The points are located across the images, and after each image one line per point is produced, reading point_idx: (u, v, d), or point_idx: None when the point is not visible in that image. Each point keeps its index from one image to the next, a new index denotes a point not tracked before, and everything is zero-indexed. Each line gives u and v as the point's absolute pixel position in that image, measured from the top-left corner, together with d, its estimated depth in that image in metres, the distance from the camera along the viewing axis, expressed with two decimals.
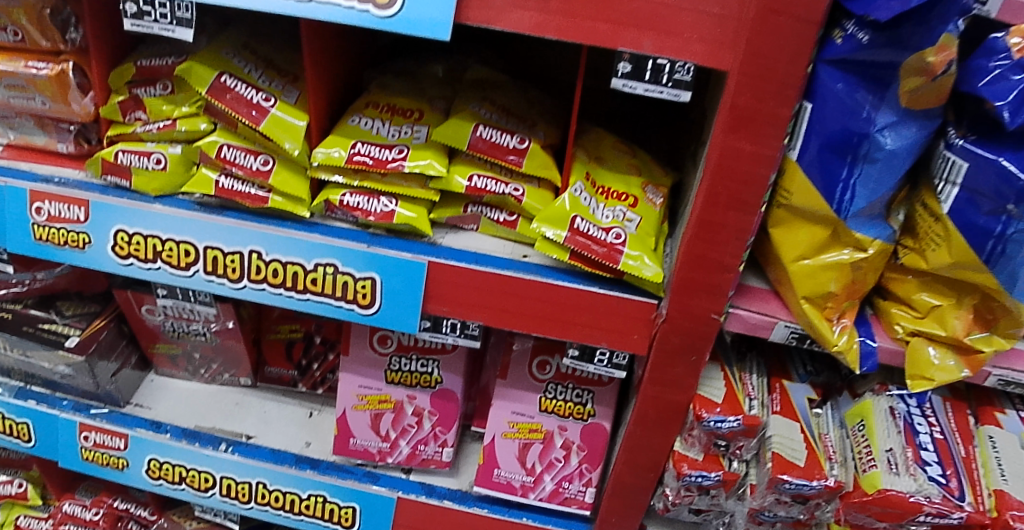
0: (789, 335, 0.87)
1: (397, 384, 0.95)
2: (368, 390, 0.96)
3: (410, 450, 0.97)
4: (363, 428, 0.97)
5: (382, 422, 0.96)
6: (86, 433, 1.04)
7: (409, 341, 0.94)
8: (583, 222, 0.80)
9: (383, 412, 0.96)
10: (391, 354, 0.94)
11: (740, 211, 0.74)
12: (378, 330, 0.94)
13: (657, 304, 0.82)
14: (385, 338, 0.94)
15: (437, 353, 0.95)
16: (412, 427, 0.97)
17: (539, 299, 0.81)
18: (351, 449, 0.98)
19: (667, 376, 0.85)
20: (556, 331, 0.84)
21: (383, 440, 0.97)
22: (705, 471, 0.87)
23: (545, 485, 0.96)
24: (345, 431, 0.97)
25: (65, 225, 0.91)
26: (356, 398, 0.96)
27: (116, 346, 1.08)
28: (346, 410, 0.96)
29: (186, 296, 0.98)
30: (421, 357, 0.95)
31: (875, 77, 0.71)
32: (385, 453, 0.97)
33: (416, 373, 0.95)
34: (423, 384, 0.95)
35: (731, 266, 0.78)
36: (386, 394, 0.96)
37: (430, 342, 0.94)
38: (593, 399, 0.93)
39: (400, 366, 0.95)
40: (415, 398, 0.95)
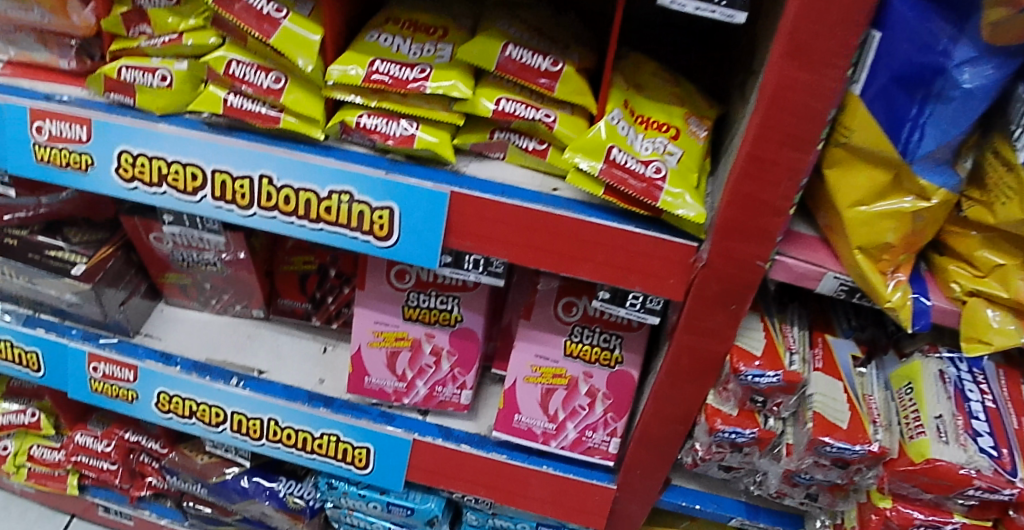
0: (838, 287, 0.79)
1: (415, 321, 0.90)
2: (384, 327, 0.91)
3: (428, 391, 0.94)
4: (379, 368, 0.93)
5: (399, 361, 0.92)
6: (95, 363, 1.00)
7: (428, 278, 0.89)
8: (619, 153, 0.73)
9: (400, 351, 0.92)
10: (408, 289, 0.89)
11: (797, 147, 0.66)
12: (396, 264, 0.88)
13: (697, 247, 0.75)
14: (403, 274, 0.89)
15: (457, 290, 0.89)
16: (429, 368, 0.93)
17: (569, 237, 0.75)
18: (366, 388, 0.94)
19: (703, 325, 0.79)
20: (587, 272, 0.78)
21: (398, 379, 0.93)
22: (740, 428, 0.82)
23: (568, 433, 0.92)
24: (360, 369, 0.93)
25: (67, 145, 0.85)
26: (372, 335, 0.91)
27: (125, 274, 1.03)
28: (361, 346, 0.92)
29: (195, 224, 0.94)
30: (440, 294, 0.89)
31: (953, 5, 0.62)
32: (401, 393, 0.94)
33: (435, 310, 0.90)
34: (441, 322, 0.90)
35: (782, 209, 0.70)
36: (405, 331, 0.91)
37: (451, 278, 0.89)
38: (621, 344, 0.89)
39: (418, 302, 0.90)
40: (434, 336, 0.91)
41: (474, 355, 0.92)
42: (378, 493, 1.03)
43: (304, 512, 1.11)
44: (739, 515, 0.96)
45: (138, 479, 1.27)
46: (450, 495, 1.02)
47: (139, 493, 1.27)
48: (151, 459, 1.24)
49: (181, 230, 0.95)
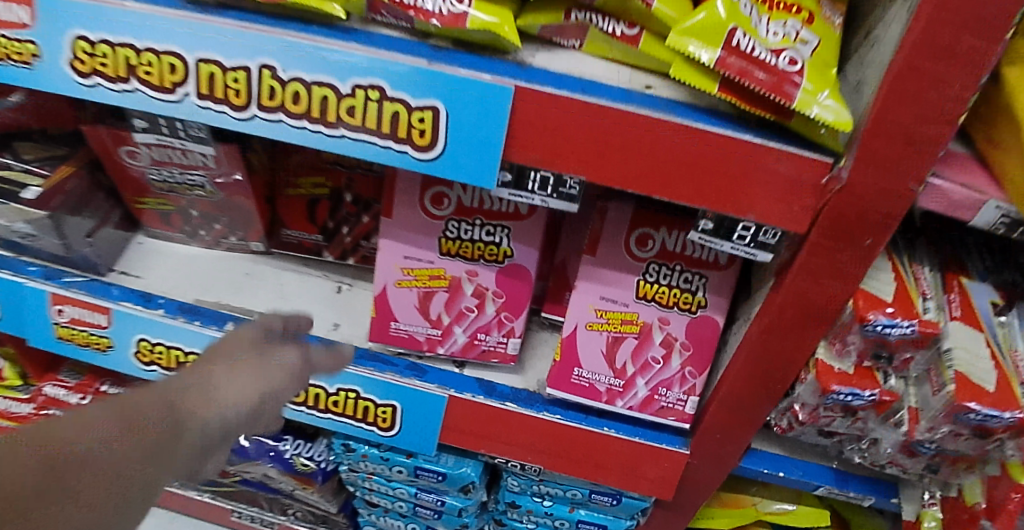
0: (998, 221, 0.62)
1: (454, 257, 0.75)
2: (413, 262, 0.75)
3: (468, 339, 0.78)
4: (407, 312, 0.77)
5: (432, 304, 0.76)
6: (59, 306, 0.83)
7: (471, 204, 0.73)
8: (744, 39, 0.55)
9: (435, 291, 0.76)
10: (448, 217, 0.73)
11: (986, 30, 0.48)
12: (432, 185, 0.72)
13: (831, 165, 0.58)
14: (440, 198, 0.73)
15: (506, 219, 0.73)
16: (469, 313, 0.76)
17: (667, 150, 0.57)
18: (391, 336, 0.78)
19: (825, 264, 0.63)
20: (687, 197, 0.60)
21: (432, 326, 0.77)
22: (858, 390, 0.68)
23: (637, 392, 0.77)
24: (385, 312, 0.77)
25: (5, 31, 0.63)
26: (399, 272, 0.76)
27: (93, 198, 0.85)
28: (386, 286, 0.76)
29: (173, 131, 0.76)
30: (486, 222, 0.73)
31: None
32: (434, 342, 0.78)
33: (479, 244, 0.74)
34: (487, 258, 0.74)
35: (952, 115, 0.52)
36: (441, 268, 0.75)
37: (500, 205, 0.72)
38: (706, 286, 0.73)
39: (458, 232, 0.74)
40: (476, 275, 0.75)
41: (525, 295, 0.76)
42: (404, 456, 0.88)
43: (315, 477, 0.96)
44: (828, 483, 0.84)
45: None
46: (488, 460, 0.87)
47: None
48: None
49: (157, 139, 0.77)
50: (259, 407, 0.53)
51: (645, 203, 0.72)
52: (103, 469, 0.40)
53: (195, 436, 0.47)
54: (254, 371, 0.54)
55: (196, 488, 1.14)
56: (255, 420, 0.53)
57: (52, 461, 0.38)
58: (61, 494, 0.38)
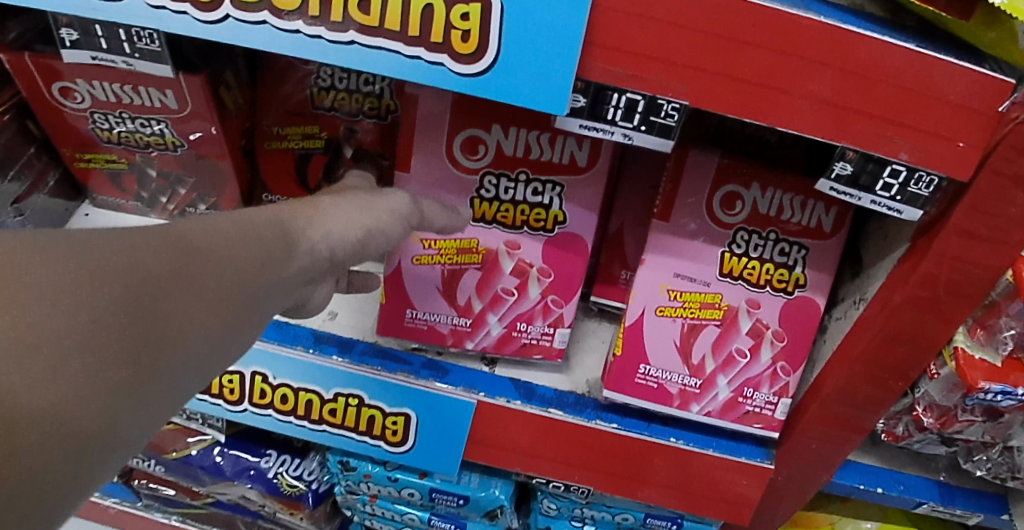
0: None
1: (490, 223, 0.61)
2: (436, 232, 0.62)
3: (504, 332, 0.63)
4: (428, 295, 0.63)
5: (461, 286, 0.62)
6: None
7: (514, 152, 0.58)
8: None
9: (466, 269, 0.62)
10: (484, 169, 0.59)
11: None
12: (465, 130, 0.58)
13: (1014, 87, 0.41)
14: (475, 145, 0.59)
15: (559, 173, 0.59)
16: (507, 298, 0.62)
17: (798, 59, 0.42)
18: (406, 327, 0.64)
19: (991, 224, 0.47)
20: (820, 128, 0.45)
21: (460, 313, 0.63)
22: (1011, 387, 0.53)
23: (717, 394, 0.60)
24: (401, 296, 0.63)
25: None
26: (420, 245, 0.62)
27: (22, 154, 0.67)
28: (403, 263, 0.62)
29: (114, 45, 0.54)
30: (533, 177, 0.59)
31: None
32: (462, 336, 0.63)
33: (523, 206, 0.60)
34: (533, 225, 0.61)
35: None
36: (473, 238, 0.61)
37: (551, 154, 0.58)
38: (806, 260, 0.57)
39: (495, 192, 0.60)
40: (518, 247, 0.61)
41: (578, 274, 0.62)
42: (417, 476, 0.72)
43: (305, 499, 0.79)
44: (933, 500, 0.67)
45: None
46: (522, 478, 0.71)
47: None
48: None
49: (92, 60, 0.56)
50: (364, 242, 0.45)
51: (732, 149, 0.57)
52: (203, 292, 0.33)
53: (304, 261, 0.40)
54: (358, 203, 0.46)
55: (162, 510, 0.96)
56: (363, 255, 0.46)
57: (160, 261, 0.31)
58: (171, 290, 0.31)
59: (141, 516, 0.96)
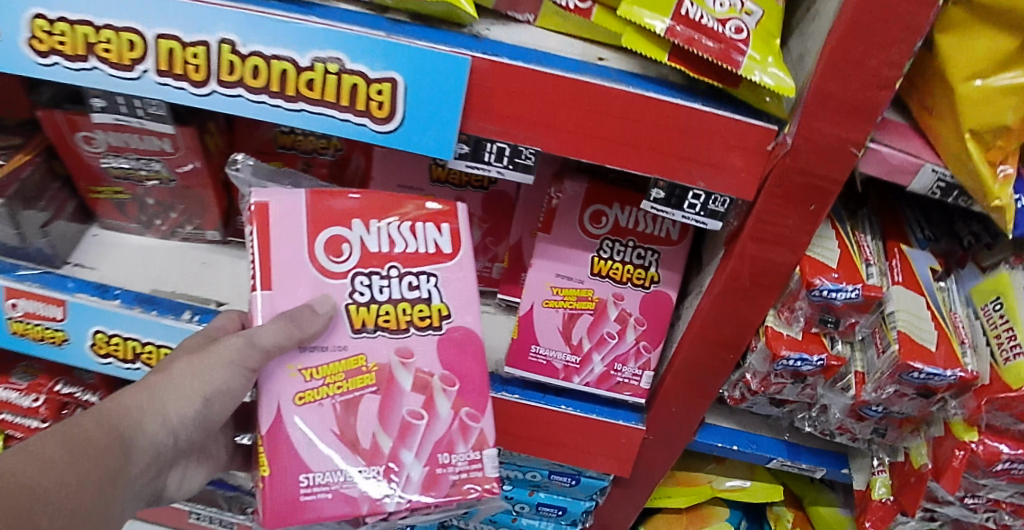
0: (933, 185, 0.64)
1: (374, 331, 0.63)
2: (315, 360, 0.62)
3: (426, 471, 0.63)
4: (328, 451, 0.62)
5: (360, 428, 0.63)
6: (13, 299, 0.80)
7: (382, 247, 0.64)
8: (692, 7, 0.56)
9: (359, 398, 0.63)
10: (351, 268, 0.63)
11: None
12: (325, 230, 0.63)
13: (776, 132, 0.59)
14: (338, 245, 0.63)
15: (429, 262, 0.65)
16: (418, 424, 0.64)
17: (618, 118, 0.59)
18: (305, 499, 0.61)
19: (773, 230, 0.64)
20: (638, 164, 0.62)
21: (367, 464, 0.62)
22: (807, 355, 0.70)
23: (594, 368, 0.77)
24: (291, 461, 0.61)
25: None
26: (300, 380, 0.62)
27: (47, 188, 0.82)
28: (281, 406, 0.62)
29: (133, 109, 0.73)
30: (404, 271, 0.64)
31: None
32: (379, 495, 0.62)
33: (404, 304, 0.64)
34: (419, 324, 0.64)
35: (888, 80, 0.55)
36: (360, 353, 0.63)
37: (418, 245, 0.65)
38: (659, 261, 0.74)
39: (371, 291, 0.63)
40: (409, 355, 0.64)
41: (478, 379, 0.66)
42: None
43: None
44: (780, 456, 0.87)
45: None
46: None
47: None
48: None
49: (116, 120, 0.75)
50: (204, 405, 0.60)
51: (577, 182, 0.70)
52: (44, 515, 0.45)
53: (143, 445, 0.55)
54: (195, 372, 0.60)
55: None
56: (212, 424, 0.62)
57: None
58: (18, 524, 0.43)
59: None
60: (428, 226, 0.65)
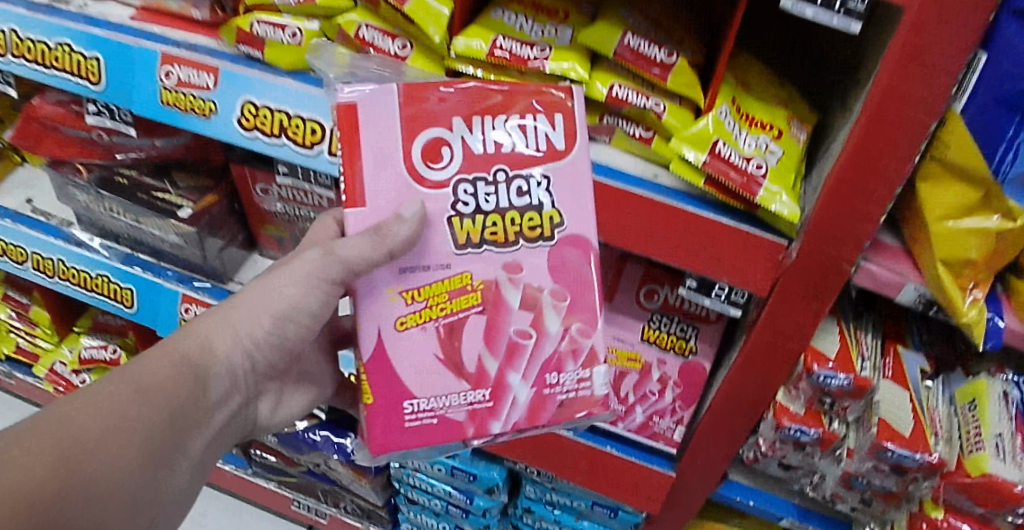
0: (916, 299, 0.83)
1: (480, 246, 0.70)
2: (419, 280, 0.70)
3: (534, 392, 0.75)
4: (432, 382, 0.73)
5: (465, 352, 0.73)
6: (186, 305, 1.04)
7: (489, 151, 0.69)
8: (724, 147, 0.75)
9: (466, 318, 0.72)
10: (453, 177, 0.68)
11: (898, 158, 0.68)
12: (424, 133, 0.68)
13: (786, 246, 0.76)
14: (438, 147, 0.68)
15: (539, 163, 0.70)
16: (524, 343, 0.74)
17: (666, 228, 0.78)
18: (417, 414, 0.74)
19: (784, 324, 0.81)
20: (678, 260, 0.80)
21: (472, 385, 0.74)
22: (805, 427, 0.86)
23: (636, 417, 0.95)
24: (401, 390, 0.73)
25: (193, 91, 0.87)
26: (404, 302, 0.71)
27: (226, 223, 1.04)
28: (388, 333, 0.72)
29: (307, 177, 0.96)
30: (512, 175, 0.69)
31: None
32: (487, 415, 0.75)
33: (512, 213, 0.70)
34: (528, 234, 0.70)
35: (873, 215, 0.72)
36: (464, 271, 0.70)
37: (527, 145, 0.69)
38: (698, 335, 0.91)
39: (476, 201, 0.69)
40: (518, 271, 0.71)
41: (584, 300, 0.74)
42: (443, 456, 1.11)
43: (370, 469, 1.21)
44: (789, 515, 1.02)
45: None
46: (512, 466, 1.10)
47: None
48: None
49: (293, 182, 0.98)
50: (273, 325, 0.74)
51: (620, 251, 0.88)
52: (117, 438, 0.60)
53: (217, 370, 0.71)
54: (260, 300, 0.74)
55: (265, 476, 1.40)
56: (285, 339, 0.76)
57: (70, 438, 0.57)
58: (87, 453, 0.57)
59: (250, 479, 1.41)
60: (539, 119, 0.70)
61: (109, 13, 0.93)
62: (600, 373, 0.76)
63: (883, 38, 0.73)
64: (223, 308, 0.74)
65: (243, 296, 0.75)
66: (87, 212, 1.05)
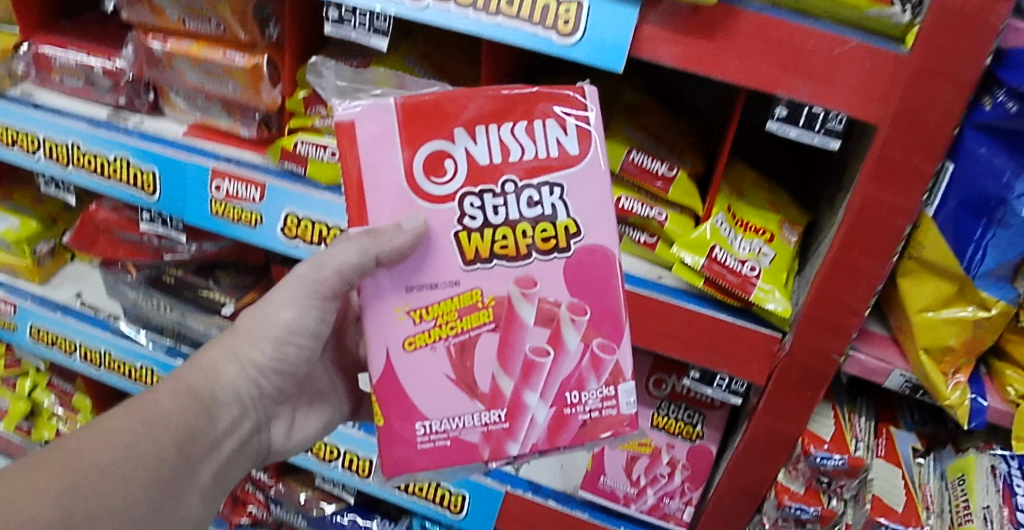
0: (903, 383, 0.90)
1: (491, 261, 0.64)
2: (423, 301, 0.65)
3: (551, 413, 0.68)
4: (444, 401, 0.68)
5: (477, 371, 0.68)
6: None
7: (496, 159, 0.63)
8: (721, 252, 0.84)
9: (476, 336, 0.66)
10: (461, 192, 0.63)
11: (876, 258, 0.77)
12: (427, 145, 0.62)
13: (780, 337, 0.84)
14: (441, 160, 0.63)
15: (555, 171, 0.64)
16: (542, 361, 0.67)
17: (669, 326, 0.87)
18: (428, 435, 0.68)
19: (782, 410, 0.88)
20: (682, 353, 0.88)
21: (484, 405, 0.68)
22: (806, 505, 0.92)
23: (647, 498, 1.02)
24: (410, 411, 0.68)
25: (240, 204, 0.96)
26: (409, 322, 0.66)
27: None
28: (391, 352, 0.67)
29: None
30: (523, 185, 0.63)
31: (1014, 146, 0.77)
32: (502, 439, 0.69)
33: (524, 225, 0.64)
34: (543, 246, 0.64)
35: (858, 309, 0.80)
36: (475, 287, 0.65)
37: (540, 151, 0.63)
38: (704, 421, 0.98)
39: (483, 215, 0.63)
40: (532, 285, 0.65)
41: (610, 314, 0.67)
42: None
43: None
44: None
45: (238, 507, 1.42)
46: None
47: (236, 519, 1.40)
48: (256, 490, 1.40)
49: None
50: (276, 346, 0.77)
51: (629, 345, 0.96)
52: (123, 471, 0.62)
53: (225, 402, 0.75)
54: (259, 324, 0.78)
55: None
56: (289, 361, 0.79)
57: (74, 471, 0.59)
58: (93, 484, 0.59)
59: None
60: (552, 124, 0.63)
61: (162, 128, 1.03)
62: (628, 390, 0.68)
63: (859, 151, 0.84)
64: (225, 339, 0.79)
65: (243, 325, 0.79)
66: (134, 307, 1.15)
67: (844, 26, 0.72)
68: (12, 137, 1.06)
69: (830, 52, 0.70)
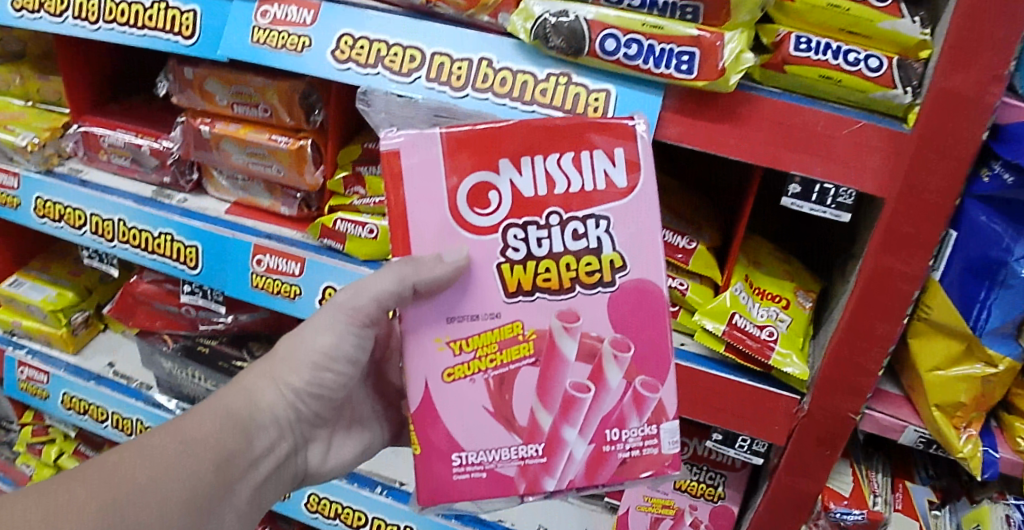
0: (917, 438, 0.95)
1: (533, 293, 0.67)
2: (469, 328, 0.68)
3: (590, 449, 0.71)
4: (483, 433, 0.71)
5: (515, 405, 0.70)
6: None
7: (540, 188, 0.66)
8: (740, 318, 0.89)
9: (518, 367, 0.69)
10: (504, 222, 0.66)
11: (888, 319, 0.82)
12: (475, 176, 0.66)
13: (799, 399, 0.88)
14: (486, 191, 0.66)
15: (599, 205, 0.67)
16: (582, 397, 0.70)
17: (692, 393, 0.92)
18: (465, 462, 0.71)
19: (801, 466, 0.92)
20: (705, 417, 0.93)
21: (520, 435, 0.71)
22: None
23: None
24: (449, 442, 0.71)
25: (281, 277, 1.01)
26: (450, 352, 0.69)
27: None
28: (430, 383, 0.70)
29: None
30: (567, 218, 0.66)
31: (1011, 213, 0.81)
32: (538, 475, 0.71)
33: (567, 257, 0.67)
34: (587, 278, 0.67)
35: (872, 370, 0.85)
36: (516, 320, 0.68)
37: (583, 182, 0.66)
38: (725, 483, 1.04)
39: (527, 247, 0.67)
40: (574, 319, 0.68)
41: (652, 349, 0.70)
42: None
43: None
44: None
45: None
46: None
47: None
48: None
49: None
50: (315, 371, 0.77)
51: None
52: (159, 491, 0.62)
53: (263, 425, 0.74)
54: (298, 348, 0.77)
55: None
56: (328, 387, 0.79)
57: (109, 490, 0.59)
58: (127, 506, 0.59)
59: None
60: (598, 155, 0.66)
61: (206, 206, 1.09)
62: (669, 430, 0.71)
63: (867, 224, 0.90)
64: (265, 361, 0.78)
65: (284, 348, 0.79)
66: (168, 377, 1.19)
67: (854, 109, 0.77)
68: (59, 213, 1.11)
69: (837, 133, 0.76)
